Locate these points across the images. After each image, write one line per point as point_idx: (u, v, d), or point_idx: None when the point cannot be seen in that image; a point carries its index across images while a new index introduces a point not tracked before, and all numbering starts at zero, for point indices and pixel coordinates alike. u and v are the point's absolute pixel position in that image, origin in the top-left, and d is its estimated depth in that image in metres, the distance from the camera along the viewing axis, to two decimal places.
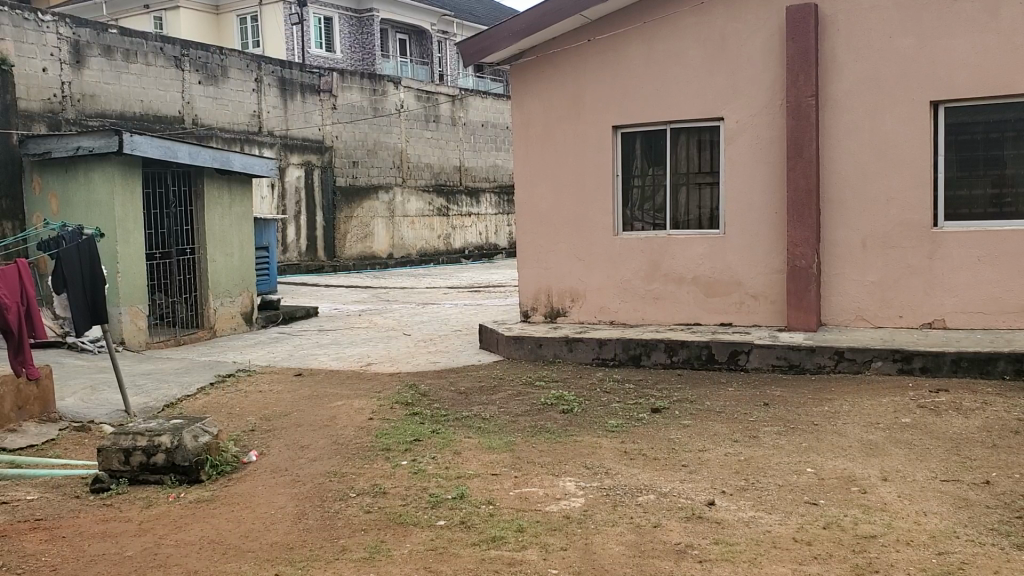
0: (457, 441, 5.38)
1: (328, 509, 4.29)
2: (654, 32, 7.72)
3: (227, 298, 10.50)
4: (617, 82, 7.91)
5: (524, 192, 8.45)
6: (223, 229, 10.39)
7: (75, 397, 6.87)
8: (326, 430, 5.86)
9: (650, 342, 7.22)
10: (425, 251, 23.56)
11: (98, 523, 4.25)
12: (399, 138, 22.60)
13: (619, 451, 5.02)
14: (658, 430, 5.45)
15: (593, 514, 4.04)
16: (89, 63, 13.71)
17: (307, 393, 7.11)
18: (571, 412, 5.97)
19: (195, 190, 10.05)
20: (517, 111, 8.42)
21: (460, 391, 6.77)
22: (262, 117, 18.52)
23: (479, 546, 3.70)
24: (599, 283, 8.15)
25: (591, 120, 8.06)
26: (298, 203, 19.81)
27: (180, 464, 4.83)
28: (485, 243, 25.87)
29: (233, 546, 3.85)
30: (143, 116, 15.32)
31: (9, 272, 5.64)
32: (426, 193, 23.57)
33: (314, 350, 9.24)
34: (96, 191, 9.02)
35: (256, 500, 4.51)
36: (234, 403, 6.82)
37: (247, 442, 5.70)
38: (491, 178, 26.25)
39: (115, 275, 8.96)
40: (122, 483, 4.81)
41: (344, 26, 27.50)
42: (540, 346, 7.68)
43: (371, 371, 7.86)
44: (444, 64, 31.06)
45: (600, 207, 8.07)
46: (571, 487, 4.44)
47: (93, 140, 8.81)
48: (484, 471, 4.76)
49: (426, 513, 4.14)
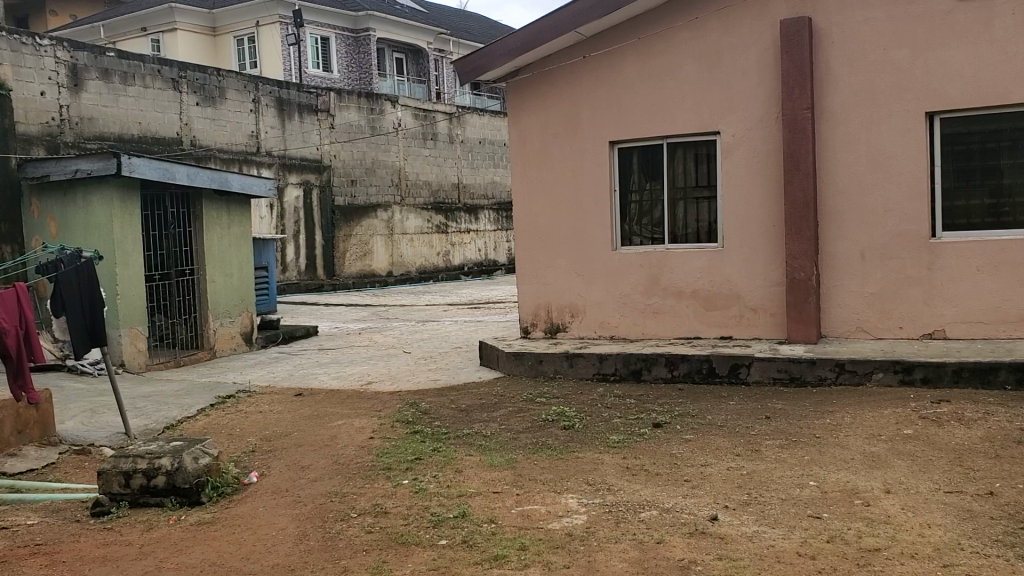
0: (459, 459, 5.37)
1: (330, 529, 4.28)
2: (651, 47, 7.75)
3: (227, 319, 10.51)
4: (614, 97, 7.93)
5: (522, 209, 8.47)
6: (222, 249, 10.40)
7: (75, 420, 6.85)
8: (328, 449, 5.85)
9: (651, 356, 7.21)
10: (425, 268, 23.56)
11: (99, 547, 4.22)
12: (398, 156, 22.64)
13: (621, 467, 5.01)
14: (659, 445, 5.44)
15: (596, 531, 4.02)
16: (88, 86, 13.79)
17: (308, 412, 7.10)
18: (572, 428, 5.95)
19: (194, 212, 10.05)
20: (516, 128, 8.43)
21: (461, 409, 6.76)
22: (260, 137, 18.59)
23: (482, 565, 3.69)
24: (598, 299, 8.14)
25: (589, 135, 8.07)
26: (297, 222, 19.85)
27: (181, 486, 4.82)
28: (485, 260, 25.92)
29: (233, 569, 3.84)
30: (142, 138, 15.36)
31: (9, 297, 5.65)
32: (425, 210, 23.59)
33: (315, 369, 9.24)
34: (95, 213, 9.02)
35: (258, 522, 4.50)
36: (235, 424, 6.80)
37: (248, 463, 5.69)
38: (489, 195, 26.30)
39: (115, 297, 8.97)
40: (123, 507, 4.80)
41: (342, 46, 27.66)
42: (541, 362, 7.68)
43: (372, 390, 7.85)
44: (443, 82, 31.24)
45: (599, 223, 8.07)
46: (573, 504, 4.42)
47: (92, 162, 8.82)
48: (486, 489, 4.74)
49: (429, 532, 4.13)
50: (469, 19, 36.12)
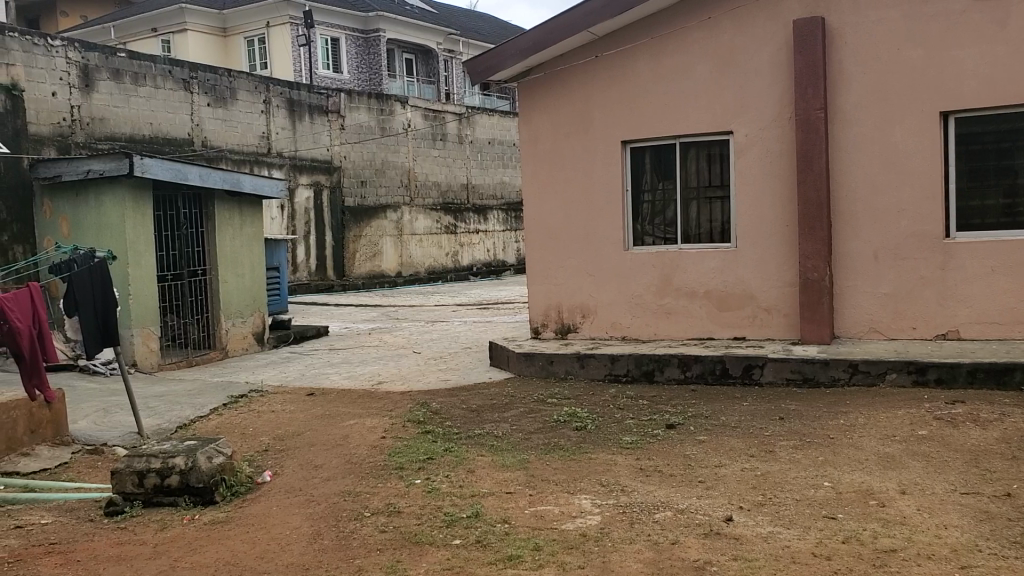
0: (471, 460, 5.37)
1: (342, 529, 4.27)
2: (663, 46, 7.74)
3: (239, 319, 10.53)
4: (626, 97, 7.92)
5: (534, 209, 8.47)
6: (234, 250, 10.43)
7: (89, 420, 6.87)
8: (339, 449, 5.85)
9: (664, 357, 7.20)
10: (434, 269, 23.58)
11: (113, 547, 4.22)
12: (407, 157, 22.64)
13: (634, 468, 5.00)
14: (673, 446, 5.42)
15: (611, 531, 4.02)
16: (99, 87, 13.82)
17: (319, 412, 7.10)
18: (585, 429, 5.94)
19: (206, 212, 10.07)
20: (527, 128, 8.43)
21: (473, 409, 6.76)
22: (271, 138, 18.62)
23: (496, 565, 3.68)
24: (610, 299, 8.13)
25: (601, 135, 8.06)
26: (308, 223, 19.90)
27: (196, 485, 4.82)
28: (495, 260, 25.93)
29: (248, 568, 3.84)
30: (153, 139, 15.40)
31: (21, 296, 5.65)
32: (434, 211, 23.59)
33: (326, 369, 9.24)
34: (107, 214, 9.04)
35: (271, 521, 4.49)
36: (247, 423, 6.81)
37: (261, 463, 5.69)
38: (499, 195, 26.27)
39: (128, 298, 8.99)
40: (137, 506, 4.81)
41: (351, 47, 27.70)
42: (553, 363, 7.67)
43: (382, 390, 7.85)
44: (452, 83, 31.25)
45: (610, 224, 8.06)
46: (587, 505, 4.41)
47: (104, 163, 8.84)
48: (499, 489, 4.73)
49: (443, 532, 4.12)
50: (480, 19, 36.11)
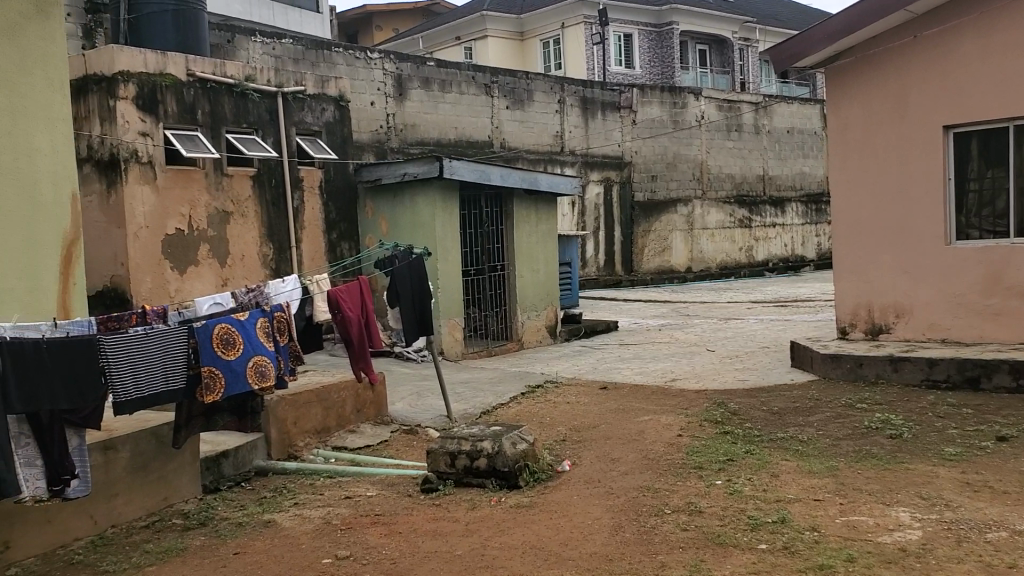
0: (774, 463, 5.19)
1: (645, 523, 4.30)
2: (993, 20, 7.05)
3: (534, 312, 10.95)
4: (949, 78, 7.29)
5: (840, 201, 8.05)
6: (531, 245, 10.86)
7: (404, 402, 7.46)
8: (637, 444, 5.89)
9: (992, 362, 6.55)
10: (727, 264, 23.05)
11: (429, 521, 4.55)
12: (700, 150, 22.34)
13: (960, 482, 4.59)
14: (1006, 461, 4.92)
15: (934, 549, 3.71)
16: (410, 95, 15.03)
17: (614, 406, 7.22)
18: (900, 437, 5.55)
19: (506, 210, 10.54)
20: (834, 115, 8.03)
21: (773, 411, 6.53)
22: (566, 137, 19.14)
23: (805, 573, 3.53)
24: (927, 298, 7.53)
25: (919, 121, 7.49)
26: (598, 219, 20.31)
27: (502, 469, 5.06)
28: (792, 255, 24.88)
29: (553, 553, 3.97)
30: (457, 141, 16.38)
31: (353, 287, 6.31)
32: (728, 204, 23.05)
33: (619, 363, 9.37)
34: (420, 212, 9.74)
35: (574, 509, 4.63)
36: (546, 413, 7.06)
37: (561, 452, 5.88)
38: (796, 186, 25.17)
39: (437, 290, 9.62)
40: (449, 484, 5.13)
41: (643, 41, 27.81)
42: (861, 365, 7.23)
43: (677, 387, 7.81)
44: (747, 72, 30.39)
45: (929, 216, 7.47)
46: (905, 518, 4.11)
47: (419, 166, 9.53)
48: (806, 496, 4.54)
49: (747, 535, 4.02)
50: (779, 4, 34.79)
